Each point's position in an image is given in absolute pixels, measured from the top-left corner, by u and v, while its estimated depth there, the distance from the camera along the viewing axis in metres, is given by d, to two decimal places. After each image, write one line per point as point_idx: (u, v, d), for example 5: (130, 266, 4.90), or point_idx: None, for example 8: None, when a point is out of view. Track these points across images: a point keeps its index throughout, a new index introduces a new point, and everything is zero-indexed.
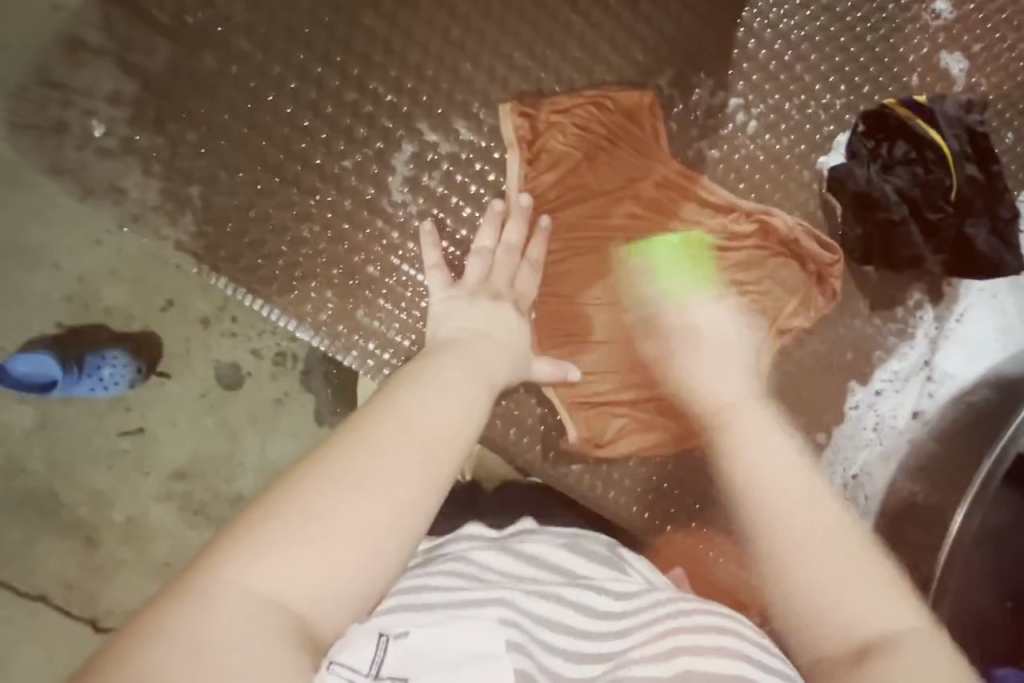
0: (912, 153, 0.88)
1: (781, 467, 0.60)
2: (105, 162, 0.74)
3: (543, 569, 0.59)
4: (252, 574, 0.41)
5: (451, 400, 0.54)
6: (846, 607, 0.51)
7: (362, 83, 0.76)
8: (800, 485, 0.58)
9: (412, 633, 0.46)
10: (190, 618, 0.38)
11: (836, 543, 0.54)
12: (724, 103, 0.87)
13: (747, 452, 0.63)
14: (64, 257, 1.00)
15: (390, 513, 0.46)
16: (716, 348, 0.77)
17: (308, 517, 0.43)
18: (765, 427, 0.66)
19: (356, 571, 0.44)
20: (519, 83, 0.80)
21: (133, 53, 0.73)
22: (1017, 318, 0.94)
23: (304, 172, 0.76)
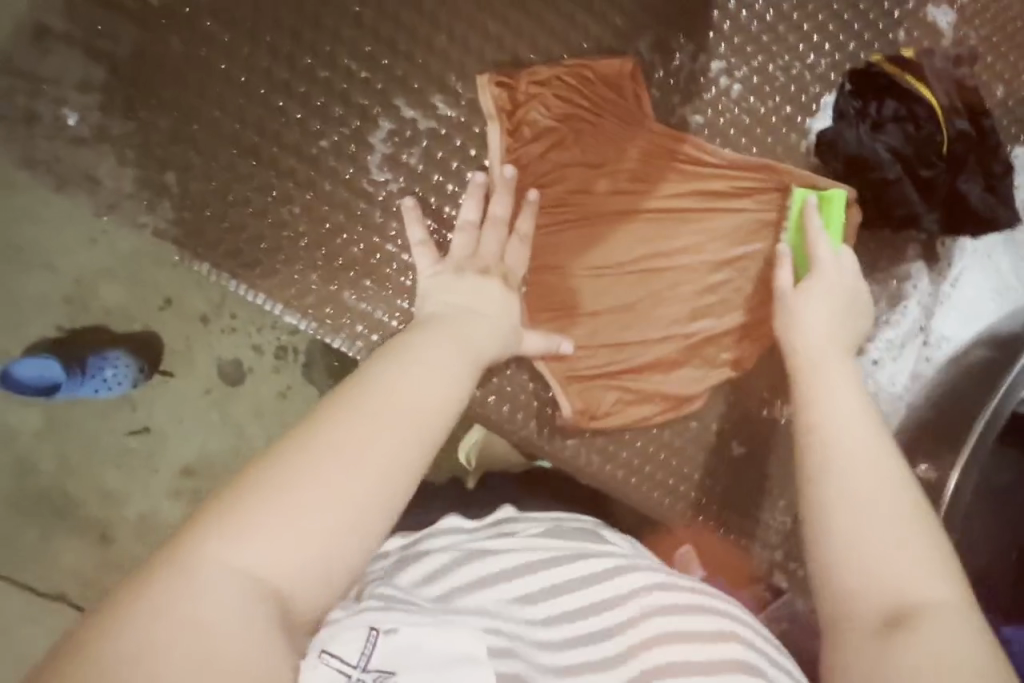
0: (901, 110, 0.86)
1: (870, 428, 0.57)
2: (79, 151, 0.74)
3: (529, 560, 0.57)
4: (232, 551, 0.40)
5: (434, 377, 0.53)
6: (889, 559, 0.49)
7: (335, 60, 0.75)
8: (867, 439, 0.56)
9: (401, 629, 0.45)
10: (169, 594, 0.38)
11: (896, 496, 0.52)
12: (706, 66, 0.85)
13: (822, 404, 0.60)
14: (53, 254, 1.00)
15: (375, 488, 0.45)
16: (828, 297, 0.72)
17: (286, 494, 0.42)
18: (840, 388, 0.62)
19: (342, 547, 0.43)
20: (495, 55, 0.79)
21: (100, 38, 0.73)
22: (1013, 278, 0.93)
23: (282, 154, 0.75)
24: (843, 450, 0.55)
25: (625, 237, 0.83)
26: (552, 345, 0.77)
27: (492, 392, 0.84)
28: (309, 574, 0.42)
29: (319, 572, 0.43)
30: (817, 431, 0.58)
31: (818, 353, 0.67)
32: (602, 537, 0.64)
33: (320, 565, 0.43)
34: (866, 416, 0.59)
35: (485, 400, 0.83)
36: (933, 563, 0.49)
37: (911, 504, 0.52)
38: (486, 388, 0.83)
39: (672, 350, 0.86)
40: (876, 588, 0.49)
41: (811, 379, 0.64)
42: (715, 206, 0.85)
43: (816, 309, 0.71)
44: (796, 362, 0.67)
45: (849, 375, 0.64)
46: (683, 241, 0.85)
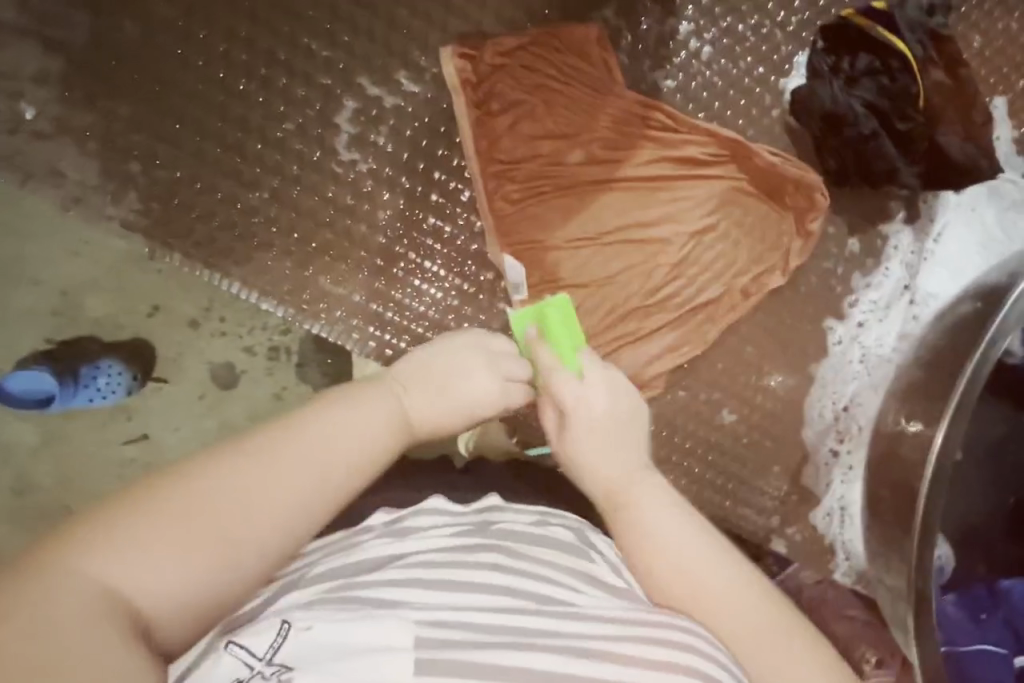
0: (875, 63, 0.84)
1: (707, 551, 0.52)
2: (40, 145, 0.73)
3: (512, 561, 0.50)
4: (99, 561, 0.40)
5: (353, 424, 0.52)
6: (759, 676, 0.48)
7: (294, 40, 0.74)
8: (697, 559, 0.52)
9: (316, 626, 0.42)
10: (27, 597, 0.37)
11: (768, 624, 0.50)
12: (674, 29, 0.84)
13: (642, 534, 0.54)
14: (29, 265, 0.96)
15: (258, 537, 0.45)
16: (604, 429, 0.61)
17: (167, 515, 0.42)
18: (652, 510, 0.55)
19: (213, 583, 0.43)
20: (457, 27, 0.78)
21: (53, 29, 0.72)
22: (998, 228, 0.91)
23: (246, 139, 0.75)
24: (702, 598, 0.50)
25: (600, 207, 0.82)
26: (512, 379, 0.64)
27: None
28: (175, 603, 0.42)
29: (189, 604, 0.43)
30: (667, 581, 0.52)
31: (616, 492, 0.58)
32: (590, 542, 0.55)
33: (190, 592, 0.42)
34: (703, 532, 0.54)
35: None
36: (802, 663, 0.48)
37: (783, 629, 0.49)
38: None
39: (663, 320, 0.84)
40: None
41: (624, 503, 0.57)
42: (693, 173, 0.84)
43: (586, 443, 0.61)
44: (604, 499, 0.58)
45: (658, 483, 0.58)
46: (661, 210, 0.83)
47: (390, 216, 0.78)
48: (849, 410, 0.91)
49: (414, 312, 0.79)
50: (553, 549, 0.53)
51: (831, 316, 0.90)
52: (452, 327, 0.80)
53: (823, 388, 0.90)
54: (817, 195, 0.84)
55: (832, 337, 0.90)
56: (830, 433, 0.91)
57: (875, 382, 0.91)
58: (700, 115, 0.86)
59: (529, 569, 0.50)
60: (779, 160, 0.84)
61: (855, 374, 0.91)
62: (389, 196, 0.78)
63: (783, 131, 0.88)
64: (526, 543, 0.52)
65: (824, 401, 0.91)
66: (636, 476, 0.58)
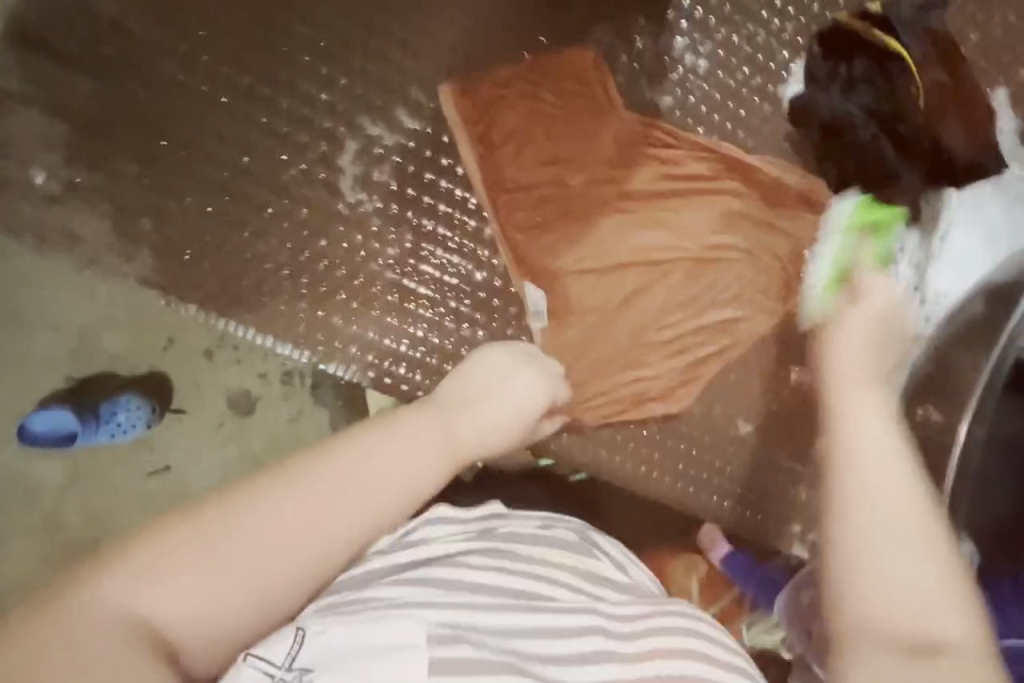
0: (873, 68, 0.83)
1: (891, 438, 0.48)
2: (52, 209, 0.74)
3: (524, 566, 0.53)
4: (126, 595, 0.40)
5: (402, 455, 0.50)
6: (906, 594, 0.40)
7: (293, 86, 0.75)
8: (901, 473, 0.45)
9: (329, 629, 0.44)
10: (50, 635, 0.37)
11: (939, 568, 0.41)
12: (669, 46, 0.84)
13: (843, 416, 0.50)
14: (36, 314, 0.94)
15: (288, 569, 0.44)
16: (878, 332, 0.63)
17: (195, 545, 0.42)
18: (857, 410, 0.51)
19: (243, 602, 0.42)
20: (452, 60, 0.78)
21: (57, 94, 0.73)
22: (1004, 222, 0.89)
23: (252, 186, 0.75)
24: (889, 499, 0.44)
25: (606, 229, 0.82)
26: (551, 375, 0.67)
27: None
28: (203, 632, 0.42)
29: (224, 628, 0.42)
30: (833, 439, 0.48)
31: (834, 376, 0.56)
32: (594, 542, 0.60)
33: (224, 618, 0.42)
34: (895, 419, 0.50)
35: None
36: (958, 602, 0.41)
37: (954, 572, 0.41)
38: None
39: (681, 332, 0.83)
40: (881, 622, 0.40)
41: (836, 392, 0.54)
42: (699, 188, 0.84)
43: (851, 336, 0.62)
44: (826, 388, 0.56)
45: (878, 395, 0.53)
46: (667, 228, 0.83)
47: (398, 253, 0.79)
48: None
49: (428, 345, 0.80)
50: (562, 549, 0.56)
51: None
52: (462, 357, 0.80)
53: None
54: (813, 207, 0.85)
55: None
56: None
57: None
58: (701, 129, 0.85)
59: (534, 569, 0.53)
60: (774, 174, 0.86)
61: None
62: (396, 234, 0.78)
63: (785, 140, 0.87)
64: (533, 548, 0.56)
65: None
66: (868, 378, 0.56)
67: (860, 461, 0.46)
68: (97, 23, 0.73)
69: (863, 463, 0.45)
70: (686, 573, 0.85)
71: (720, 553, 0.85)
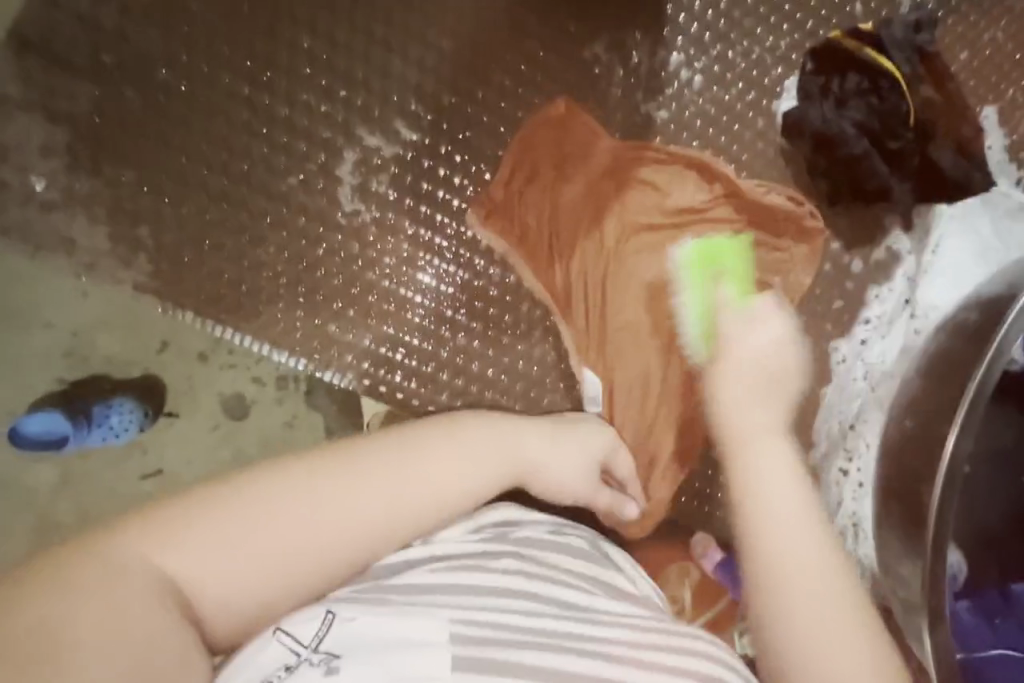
0: (864, 83, 0.87)
1: (795, 503, 0.56)
2: (50, 215, 0.74)
3: (538, 570, 0.55)
4: (162, 541, 0.45)
5: (446, 464, 0.55)
6: (821, 659, 0.49)
7: (292, 96, 0.76)
8: (801, 544, 0.54)
9: (358, 619, 0.46)
10: (86, 560, 0.42)
11: (844, 626, 0.50)
12: (664, 61, 0.85)
13: (761, 493, 0.57)
14: None
15: (319, 543, 0.49)
16: (761, 379, 0.66)
17: (234, 508, 0.47)
18: (765, 479, 0.58)
19: (268, 568, 0.47)
20: (451, 72, 0.79)
21: (57, 101, 0.73)
22: (994, 237, 0.90)
23: (250, 194, 0.76)
24: (794, 569, 0.53)
25: (600, 239, 0.82)
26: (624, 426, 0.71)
27: (457, 396, 0.81)
28: (222, 586, 0.46)
29: (244, 605, 0.47)
30: (749, 506, 0.57)
31: (734, 435, 0.63)
32: (607, 553, 0.62)
33: (238, 583, 0.47)
34: (796, 478, 0.58)
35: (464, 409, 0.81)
36: (864, 658, 0.49)
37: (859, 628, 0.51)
38: (480, 405, 0.81)
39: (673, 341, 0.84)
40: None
41: (754, 452, 0.60)
42: (693, 203, 0.85)
43: (735, 386, 0.66)
44: (723, 442, 0.63)
45: (783, 447, 0.61)
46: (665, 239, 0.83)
47: (394, 262, 0.79)
48: (856, 428, 0.92)
49: (424, 353, 0.80)
50: (573, 556, 0.58)
51: (835, 336, 0.92)
52: (460, 365, 0.81)
53: (826, 405, 0.92)
54: (808, 223, 0.89)
55: (836, 357, 0.92)
56: (836, 452, 0.93)
57: (878, 401, 0.92)
58: (695, 143, 0.87)
59: (550, 573, 0.55)
60: (766, 191, 0.87)
61: (859, 390, 0.92)
62: (393, 243, 0.79)
63: (777, 153, 0.88)
64: (548, 553, 0.57)
65: (830, 418, 0.93)
66: (770, 429, 0.62)
67: (770, 536, 0.55)
68: (98, 31, 0.73)
69: (772, 539, 0.54)
70: (679, 579, 0.84)
71: (712, 558, 0.84)
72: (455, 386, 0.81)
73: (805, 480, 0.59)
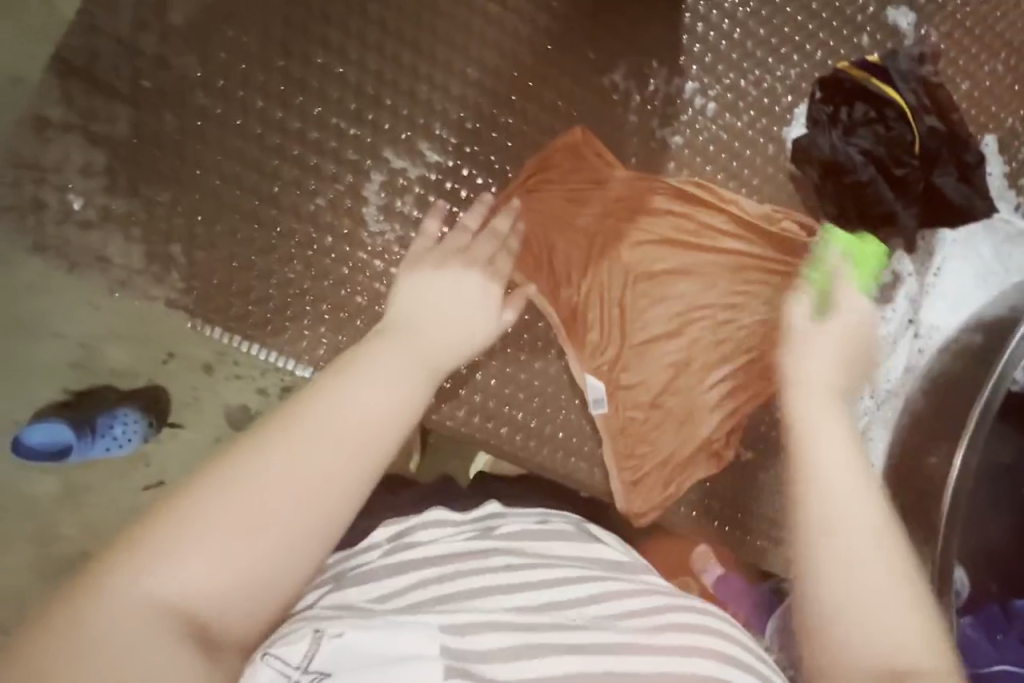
0: (871, 112, 0.90)
1: (858, 471, 0.57)
2: (86, 234, 0.75)
3: (521, 562, 0.59)
4: (146, 576, 0.39)
5: (379, 395, 0.50)
6: (881, 626, 0.49)
7: (323, 120, 0.78)
8: (860, 509, 0.55)
9: (346, 633, 0.46)
10: (76, 622, 0.37)
11: (892, 590, 0.51)
12: (680, 89, 0.88)
13: (818, 456, 0.58)
14: (64, 324, 0.90)
15: (314, 526, 0.44)
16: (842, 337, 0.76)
17: (206, 515, 0.41)
18: (828, 447, 0.59)
19: (264, 568, 0.42)
20: (476, 98, 0.82)
21: (96, 122, 0.75)
22: (995, 261, 0.95)
23: (281, 214, 0.78)
24: (853, 533, 0.53)
25: (617, 261, 0.86)
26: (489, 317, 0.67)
27: (476, 412, 0.85)
28: (226, 600, 0.41)
29: (254, 607, 0.42)
30: (800, 464, 0.58)
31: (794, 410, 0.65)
32: (591, 533, 0.66)
33: (238, 592, 0.42)
34: (857, 452, 0.59)
35: (483, 424, 0.85)
36: (918, 622, 0.49)
37: (908, 592, 0.51)
38: (498, 420, 0.85)
39: (685, 357, 0.87)
40: (858, 649, 0.49)
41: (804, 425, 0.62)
42: (706, 231, 0.89)
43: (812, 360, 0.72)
44: (794, 397, 0.68)
45: (836, 422, 0.63)
46: (675, 263, 0.88)
47: None
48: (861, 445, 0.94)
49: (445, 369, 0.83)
50: (552, 543, 0.63)
51: None
52: (479, 382, 0.85)
53: None
54: (821, 250, 0.90)
55: None
56: None
57: (884, 420, 0.94)
58: (709, 168, 0.89)
59: (531, 565, 0.58)
60: (776, 214, 0.91)
61: (865, 409, 0.94)
62: None
63: (787, 178, 0.91)
64: (528, 547, 0.61)
65: None
66: (824, 408, 0.65)
67: (822, 494, 0.56)
68: (138, 55, 0.75)
69: (824, 498, 0.55)
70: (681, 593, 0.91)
71: (713, 573, 0.92)
72: (474, 403, 0.85)
73: (863, 450, 0.60)
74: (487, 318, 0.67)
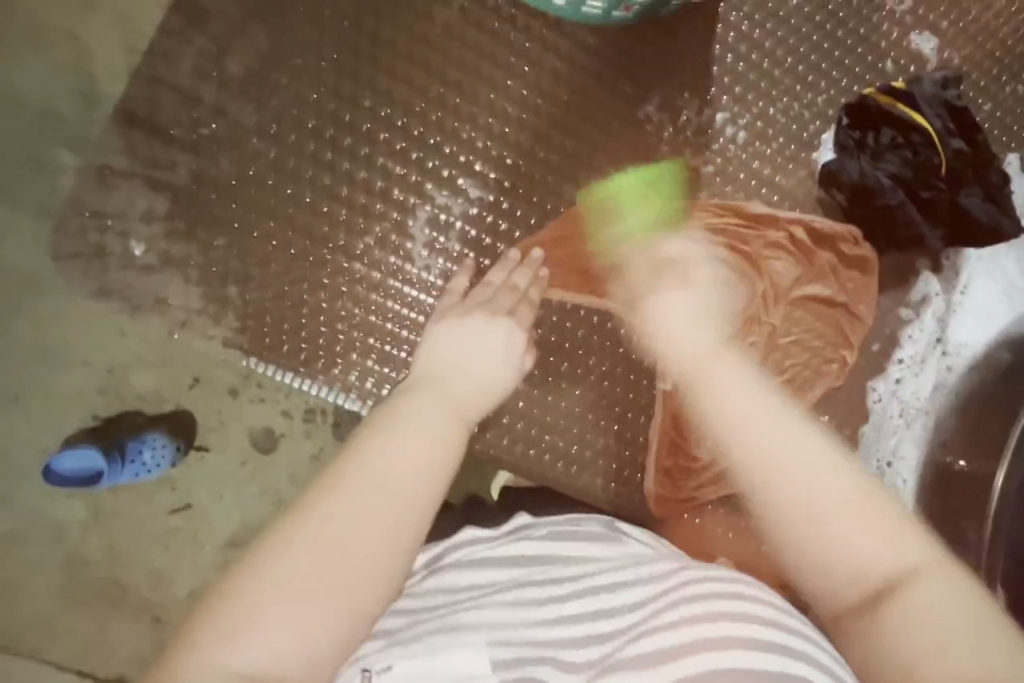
0: (898, 138, 0.91)
1: (771, 399, 0.54)
2: (147, 277, 0.78)
3: (555, 563, 0.61)
4: (227, 653, 0.40)
5: (417, 441, 0.51)
6: (861, 544, 0.46)
7: (371, 160, 0.80)
8: (792, 434, 0.51)
9: (395, 665, 0.48)
10: None
11: (861, 499, 0.48)
12: (711, 119, 0.90)
13: (730, 401, 0.55)
14: (93, 351, 0.93)
15: (376, 572, 0.45)
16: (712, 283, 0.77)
17: (273, 579, 0.43)
18: (736, 386, 0.56)
19: (333, 621, 0.43)
20: (517, 134, 0.84)
21: (157, 170, 0.78)
22: (1018, 278, 0.98)
23: (333, 254, 0.80)
24: (793, 457, 0.49)
25: None
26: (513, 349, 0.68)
27: (519, 440, 0.86)
28: (301, 659, 0.42)
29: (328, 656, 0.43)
30: (717, 417, 0.54)
31: (687, 361, 0.63)
32: (621, 530, 0.68)
33: (311, 645, 0.42)
34: (767, 385, 0.57)
35: (525, 452, 0.86)
36: (896, 524, 0.47)
37: (878, 502, 0.48)
38: (539, 447, 0.87)
39: None
40: (848, 573, 0.46)
41: (710, 374, 0.59)
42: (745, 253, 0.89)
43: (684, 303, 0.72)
44: (685, 370, 0.62)
45: (735, 358, 0.61)
46: None
47: None
48: (893, 464, 0.95)
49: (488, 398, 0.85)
50: (579, 539, 0.64)
51: (873, 377, 0.95)
52: (521, 410, 0.86)
53: (871, 442, 0.94)
54: (844, 272, 0.92)
55: (874, 396, 0.95)
56: None
57: (913, 437, 0.96)
58: (740, 195, 0.91)
59: (564, 561, 0.61)
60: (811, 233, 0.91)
61: (895, 428, 0.95)
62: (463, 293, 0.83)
63: (814, 202, 0.94)
64: (556, 544, 0.63)
65: (869, 458, 0.94)
66: (713, 346, 0.63)
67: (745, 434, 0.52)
68: (197, 104, 0.78)
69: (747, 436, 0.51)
70: None
71: None
72: (515, 430, 0.86)
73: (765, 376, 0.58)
74: (514, 361, 0.67)
